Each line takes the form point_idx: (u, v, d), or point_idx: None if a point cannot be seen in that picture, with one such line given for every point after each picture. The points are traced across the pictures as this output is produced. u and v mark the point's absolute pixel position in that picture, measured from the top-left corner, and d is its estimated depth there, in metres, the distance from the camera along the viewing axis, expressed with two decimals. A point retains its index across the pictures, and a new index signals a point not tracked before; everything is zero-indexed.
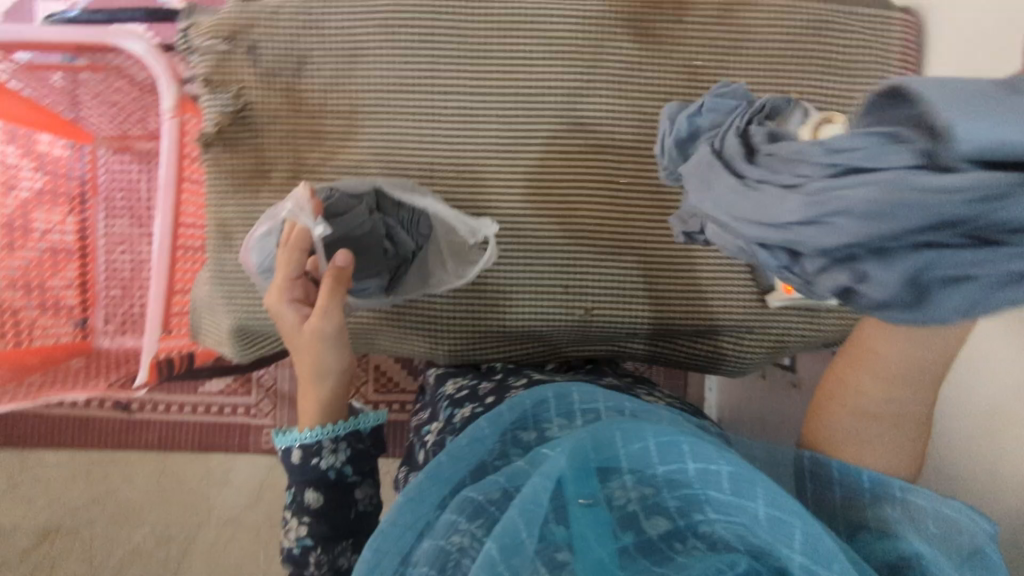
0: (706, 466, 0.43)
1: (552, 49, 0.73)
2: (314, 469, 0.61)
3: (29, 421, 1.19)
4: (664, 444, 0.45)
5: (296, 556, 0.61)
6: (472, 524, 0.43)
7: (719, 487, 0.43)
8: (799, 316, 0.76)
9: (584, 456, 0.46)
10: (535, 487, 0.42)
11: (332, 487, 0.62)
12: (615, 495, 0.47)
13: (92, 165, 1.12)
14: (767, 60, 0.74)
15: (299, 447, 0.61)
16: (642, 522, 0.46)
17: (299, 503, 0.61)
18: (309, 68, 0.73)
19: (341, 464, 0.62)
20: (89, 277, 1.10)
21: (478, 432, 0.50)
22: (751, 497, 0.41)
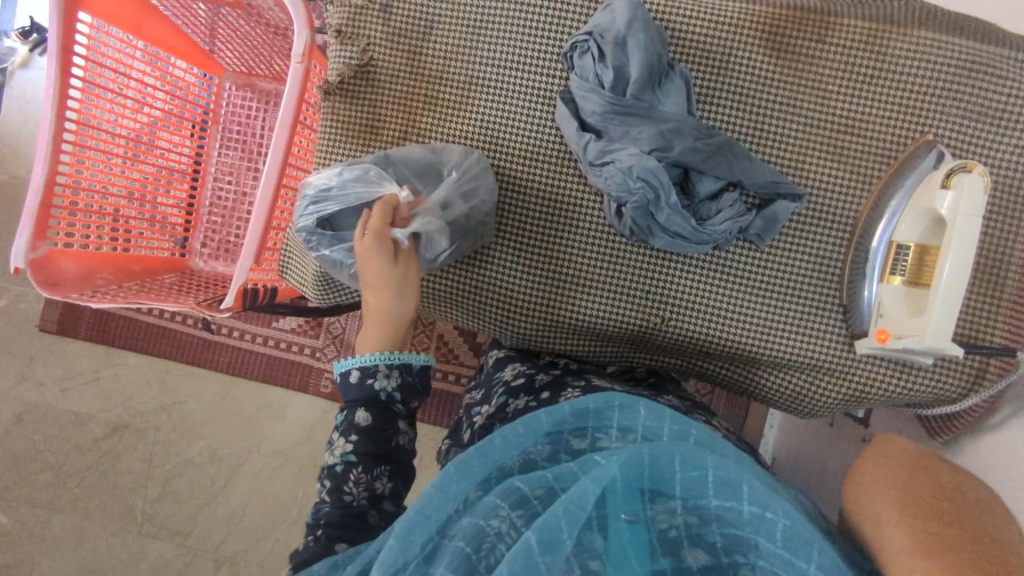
0: (762, 512, 0.41)
1: (682, 46, 0.71)
2: (366, 389, 0.61)
3: (119, 322, 1.27)
4: (721, 479, 0.43)
5: (336, 472, 0.60)
6: (513, 512, 0.44)
7: (770, 537, 0.40)
8: (886, 369, 0.71)
9: (636, 473, 0.45)
10: (582, 489, 0.42)
11: (382, 409, 0.62)
12: (659, 518, 0.45)
13: (217, 97, 1.19)
14: (910, 98, 0.70)
15: (357, 368, 0.62)
16: (683, 550, 0.44)
17: (349, 421, 0.61)
18: (435, 34, 0.75)
19: (393, 389, 0.62)
20: (195, 200, 1.17)
21: (534, 422, 0.50)
22: (804, 559, 0.39)
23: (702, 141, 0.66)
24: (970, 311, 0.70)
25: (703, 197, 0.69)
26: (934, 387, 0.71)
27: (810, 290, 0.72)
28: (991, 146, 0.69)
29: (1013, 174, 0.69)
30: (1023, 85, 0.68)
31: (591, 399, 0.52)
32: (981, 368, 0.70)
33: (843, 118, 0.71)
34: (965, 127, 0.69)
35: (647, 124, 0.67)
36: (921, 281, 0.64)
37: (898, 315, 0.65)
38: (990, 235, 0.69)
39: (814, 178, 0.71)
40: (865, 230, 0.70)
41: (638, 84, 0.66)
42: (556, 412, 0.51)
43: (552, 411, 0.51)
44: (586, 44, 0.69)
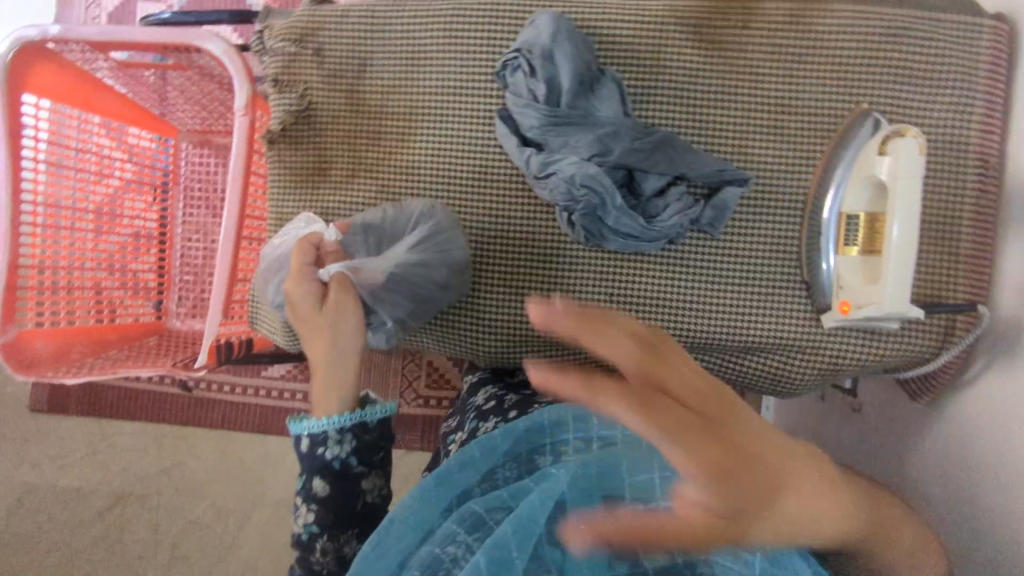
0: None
1: (613, 50, 0.72)
2: (318, 457, 0.62)
3: (108, 392, 1.27)
4: (666, 479, 0.45)
5: (303, 539, 0.62)
6: (469, 535, 0.45)
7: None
8: (857, 338, 0.72)
9: (586, 484, 0.47)
10: (530, 506, 0.44)
11: (339, 475, 0.61)
12: None
13: (174, 157, 1.20)
14: (840, 71, 0.71)
15: (307, 436, 0.62)
16: (640, 556, 0.44)
17: (306, 490, 0.62)
18: (370, 70, 0.76)
19: (346, 454, 0.62)
20: (166, 262, 1.17)
21: (490, 441, 0.53)
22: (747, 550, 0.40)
23: (640, 141, 0.68)
24: (930, 271, 0.71)
25: (650, 195, 0.69)
26: (904, 348, 0.72)
27: (771, 270, 0.73)
28: (926, 109, 0.70)
29: (952, 130, 0.70)
30: (950, 45, 0.69)
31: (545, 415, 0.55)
32: (950, 323, 0.70)
33: (780, 100, 0.72)
34: (899, 93, 0.70)
35: (585, 131, 0.67)
36: (874, 250, 0.65)
37: (856, 285, 0.66)
38: (937, 193, 0.70)
39: (759, 162, 0.72)
40: (814, 205, 0.70)
41: (570, 93, 0.67)
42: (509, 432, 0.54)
43: (507, 432, 0.54)
44: (515, 61, 0.69)
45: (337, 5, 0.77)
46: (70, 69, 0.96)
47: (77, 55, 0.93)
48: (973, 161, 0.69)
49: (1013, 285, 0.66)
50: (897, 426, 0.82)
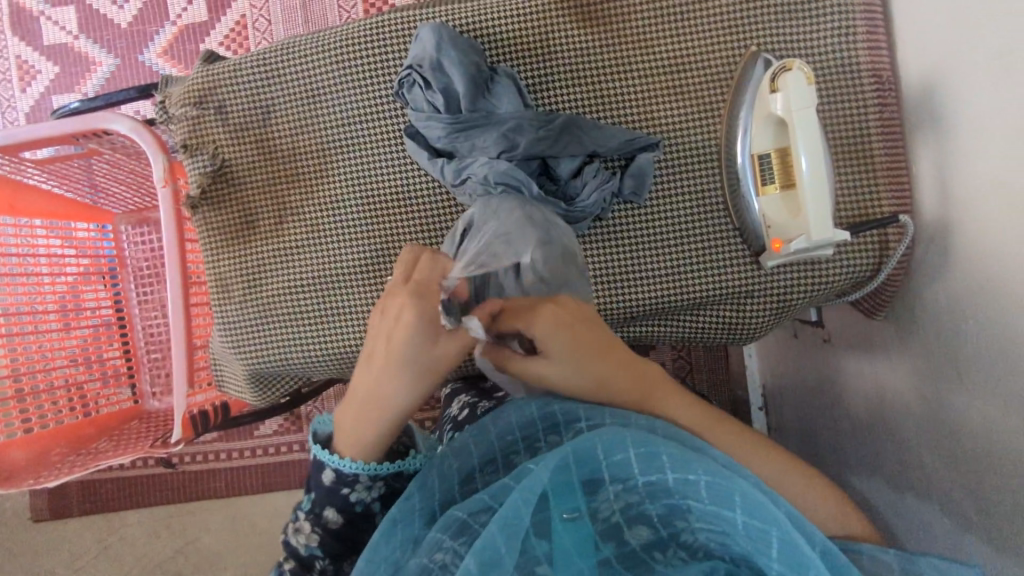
0: (684, 477, 0.42)
1: (501, 48, 0.73)
2: (340, 496, 0.58)
3: (106, 485, 1.27)
4: (644, 454, 0.43)
5: (301, 555, 0.58)
6: (456, 541, 0.44)
7: (697, 497, 0.42)
8: (799, 271, 0.73)
9: (566, 471, 0.44)
10: (514, 505, 0.41)
11: (354, 511, 0.58)
12: (600, 507, 0.46)
13: (118, 241, 1.19)
14: (722, 19, 0.72)
15: (333, 469, 0.57)
16: (625, 532, 0.46)
17: (317, 515, 0.58)
18: (275, 116, 0.76)
19: (370, 501, 0.58)
20: (131, 345, 1.17)
21: (465, 449, 0.53)
22: (729, 508, 0.41)
23: (544, 129, 0.69)
24: (851, 190, 0.72)
25: (566, 178, 0.71)
26: (845, 272, 0.73)
27: (702, 224, 0.74)
28: (811, 39, 0.72)
29: (842, 53, 0.71)
30: None
31: (515, 414, 0.54)
32: (882, 238, 0.71)
33: (672, 59, 0.73)
34: (781, 30, 0.72)
35: (489, 131, 0.69)
36: (792, 183, 0.67)
37: (783, 221, 0.67)
38: (841, 116, 0.72)
39: (666, 124, 0.73)
40: (728, 150, 0.72)
41: (467, 96, 0.68)
42: (479, 436, 0.53)
43: (479, 435, 0.54)
44: (409, 78, 0.70)
45: (229, 60, 0.77)
46: None
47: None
48: (867, 77, 0.71)
49: (931, 188, 0.68)
50: (864, 347, 0.84)
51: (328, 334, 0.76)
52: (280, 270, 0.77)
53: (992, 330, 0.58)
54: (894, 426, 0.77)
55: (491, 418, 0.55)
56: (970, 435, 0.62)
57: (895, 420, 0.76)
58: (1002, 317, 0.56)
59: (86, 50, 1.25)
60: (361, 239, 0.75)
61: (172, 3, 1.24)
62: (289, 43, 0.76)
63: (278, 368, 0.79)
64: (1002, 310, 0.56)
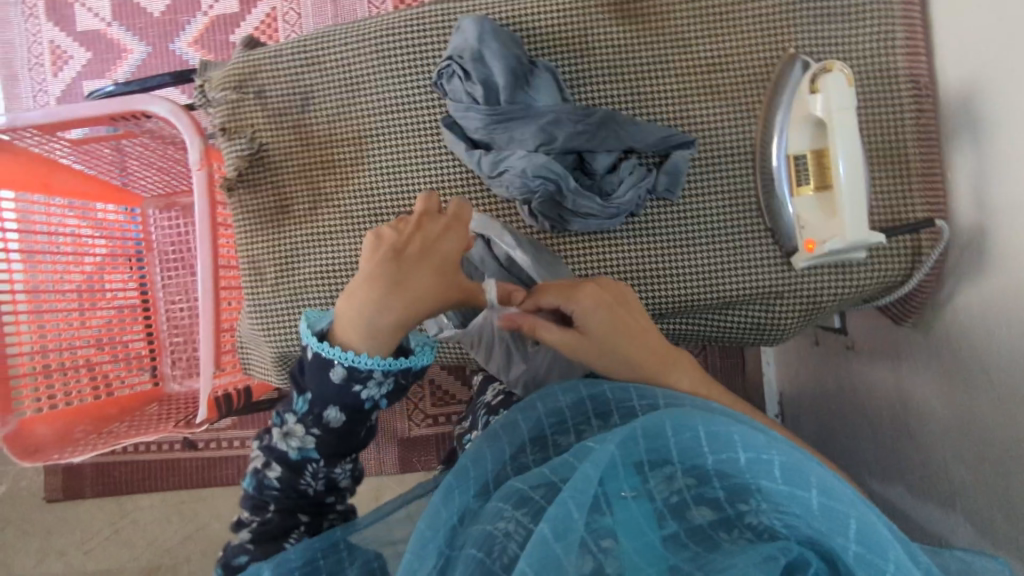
0: (756, 456, 0.44)
1: (540, 41, 0.74)
2: (350, 394, 0.55)
3: (120, 468, 1.27)
4: (712, 434, 0.45)
5: (290, 459, 0.57)
6: (518, 511, 0.46)
7: (771, 478, 0.43)
8: (830, 273, 0.73)
9: (632, 446, 0.46)
10: (582, 475, 0.44)
11: (356, 410, 0.56)
12: (659, 488, 0.45)
13: (144, 225, 1.21)
14: (761, 20, 0.73)
15: (344, 366, 0.54)
16: (689, 511, 0.45)
17: (317, 415, 0.56)
18: (313, 102, 0.77)
19: (378, 396, 0.57)
20: (154, 329, 1.18)
21: (515, 427, 0.56)
22: (804, 488, 0.42)
23: (581, 123, 0.69)
24: (886, 193, 0.72)
25: (603, 172, 0.72)
26: (875, 277, 0.73)
27: (734, 223, 0.74)
28: (849, 43, 0.72)
29: (880, 58, 0.72)
30: None
31: (563, 398, 0.58)
32: (915, 245, 0.72)
33: (709, 58, 0.73)
34: (820, 33, 0.72)
35: (527, 123, 0.69)
36: (826, 185, 0.67)
37: (818, 223, 0.67)
38: (878, 120, 0.72)
39: (701, 122, 0.74)
40: (762, 151, 0.72)
41: (507, 88, 0.69)
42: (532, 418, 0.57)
43: (528, 415, 0.57)
44: (449, 68, 0.71)
45: (270, 47, 0.78)
46: (26, 155, 0.95)
47: (30, 141, 0.92)
48: (905, 81, 0.71)
49: (965, 195, 0.68)
50: (888, 354, 0.84)
51: None
52: (313, 256, 0.77)
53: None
54: (917, 433, 0.77)
55: (540, 399, 0.59)
56: (1000, 441, 0.62)
57: (918, 427, 0.76)
58: None
59: (118, 38, 1.27)
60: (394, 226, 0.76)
61: None
62: (330, 32, 0.77)
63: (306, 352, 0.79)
64: None
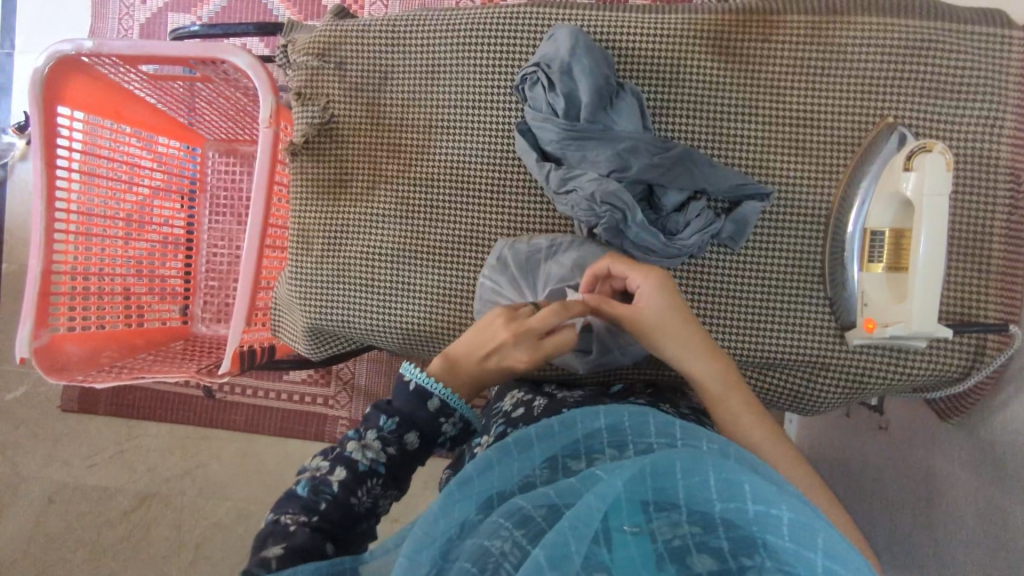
0: (765, 509, 0.38)
1: (630, 63, 0.72)
2: (434, 422, 0.63)
3: (136, 393, 1.30)
4: (723, 481, 0.40)
5: (358, 468, 0.59)
6: (516, 531, 0.43)
7: (777, 532, 0.37)
8: (882, 354, 0.70)
9: (640, 484, 0.42)
10: (590, 507, 0.40)
11: (427, 441, 0.63)
12: (660, 530, 0.41)
13: (202, 165, 1.22)
14: (863, 84, 0.69)
15: (440, 398, 0.63)
16: (690, 558, 0.39)
17: (398, 434, 0.61)
18: (391, 83, 0.77)
19: (446, 437, 0.64)
20: (192, 268, 1.19)
21: (527, 447, 0.51)
22: (810, 548, 0.36)
23: (659, 156, 0.68)
24: (963, 290, 0.68)
25: (670, 210, 0.70)
26: (932, 368, 0.70)
27: (794, 285, 0.71)
28: (952, 122, 0.68)
29: (981, 145, 0.68)
30: (977, 56, 0.67)
31: (581, 422, 0.52)
32: (979, 346, 0.69)
33: (801, 111, 0.70)
34: (923, 105, 0.68)
35: (604, 145, 0.68)
36: (901, 266, 0.64)
37: (881, 303, 0.64)
38: (968, 215, 0.68)
39: (780, 175, 0.71)
40: (838, 218, 0.69)
41: (588, 107, 0.67)
42: (546, 433, 0.51)
43: (541, 429, 0.52)
44: (534, 75, 0.70)
45: (359, 20, 0.78)
46: (104, 81, 0.96)
47: (108, 69, 0.94)
48: (1004, 170, 0.68)
49: None
50: (925, 443, 0.80)
51: (394, 306, 0.76)
52: (361, 235, 0.77)
53: None
54: (944, 531, 0.73)
55: (558, 418, 0.53)
56: None
57: (948, 524, 0.72)
58: None
59: None
60: (448, 222, 0.75)
61: None
62: (421, 16, 0.76)
63: (336, 328, 0.79)
64: None
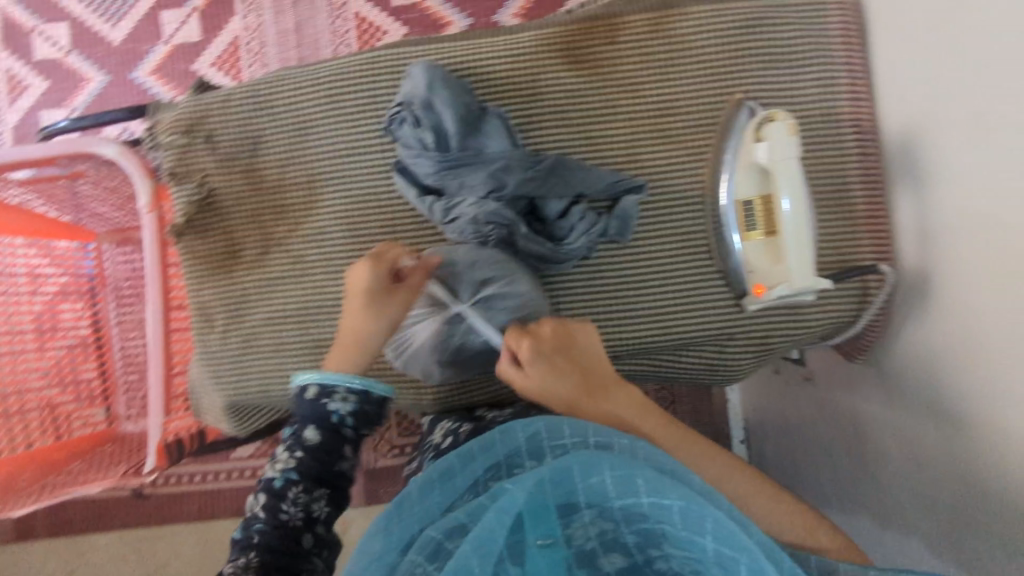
0: (658, 500, 0.43)
1: (491, 85, 0.74)
2: (321, 407, 0.61)
3: (77, 507, 1.23)
4: (618, 479, 0.44)
5: (275, 487, 0.60)
6: (429, 566, 0.44)
7: (672, 522, 0.44)
8: (780, 313, 0.74)
9: (543, 493, 0.46)
10: (488, 525, 0.43)
11: (330, 430, 0.61)
12: (575, 534, 0.49)
13: (98, 261, 1.10)
14: (708, 67, 0.74)
15: (315, 383, 0.62)
16: (599, 557, 0.49)
17: (297, 437, 0.61)
18: (264, 147, 0.77)
19: (346, 412, 0.62)
20: (108, 367, 1.07)
21: (447, 475, 0.51)
22: (700, 534, 0.42)
23: (532, 170, 0.70)
24: (836, 238, 0.73)
25: (555, 218, 0.72)
26: (828, 315, 0.74)
27: (687, 265, 0.74)
28: (793, 87, 0.73)
29: (824, 104, 0.73)
30: (801, 24, 0.73)
31: (502, 443, 0.53)
32: (863, 286, 0.73)
33: (659, 102, 0.74)
34: (765, 77, 0.73)
35: (479, 170, 0.69)
36: (774, 229, 0.66)
37: (765, 268, 0.67)
38: (827, 171, 0.73)
39: (652, 165, 0.74)
40: (712, 195, 0.73)
41: (456, 136, 0.69)
42: (465, 458, 0.52)
43: (464, 457, 0.52)
44: (400, 114, 0.71)
45: (220, 90, 0.78)
46: None
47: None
48: (849, 125, 0.73)
49: (910, 237, 0.69)
50: (841, 385, 0.85)
51: (309, 367, 0.75)
52: (264, 303, 0.76)
53: (980, 378, 0.58)
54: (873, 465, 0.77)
55: (477, 440, 0.53)
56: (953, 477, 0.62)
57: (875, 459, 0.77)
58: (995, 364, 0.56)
59: (75, 66, 1.19)
60: (346, 273, 0.75)
61: (167, 22, 1.19)
62: (279, 76, 0.77)
63: (257, 400, 0.78)
64: (997, 359, 0.56)
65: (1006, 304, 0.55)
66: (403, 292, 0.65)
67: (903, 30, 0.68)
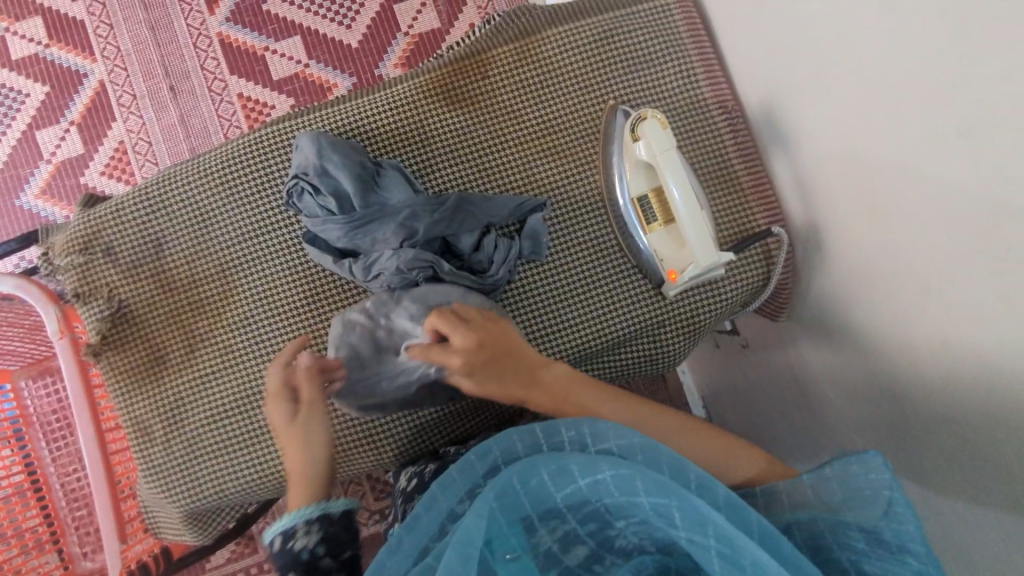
0: (592, 478, 0.47)
1: (380, 139, 0.76)
2: (287, 550, 0.57)
3: None
4: (555, 470, 0.49)
5: None
6: None
7: (609, 493, 0.48)
8: (699, 290, 0.78)
9: (500, 512, 0.49)
10: (454, 559, 0.44)
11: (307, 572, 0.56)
12: (541, 540, 0.51)
13: (17, 400, 0.98)
14: (578, 80, 0.78)
15: (276, 533, 0.58)
16: (564, 555, 0.52)
17: None
18: (167, 248, 0.76)
19: (315, 545, 0.57)
20: (52, 511, 0.97)
21: (413, 521, 0.51)
22: (632, 494, 0.46)
23: (437, 211, 0.72)
24: (730, 213, 0.79)
25: (469, 251, 0.75)
26: (744, 282, 0.78)
27: (603, 266, 0.78)
28: (659, 83, 0.79)
29: (690, 93, 0.79)
30: (652, 27, 0.79)
31: (459, 474, 0.54)
32: (766, 250, 0.78)
33: (541, 122, 0.78)
34: (632, 79, 0.79)
35: (386, 221, 0.71)
36: (672, 219, 0.72)
37: (672, 254, 0.72)
38: (707, 153, 0.79)
39: (550, 181, 0.78)
40: (610, 196, 0.77)
41: (358, 195, 0.70)
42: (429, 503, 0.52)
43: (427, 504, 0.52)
44: (297, 186, 0.72)
45: (110, 202, 0.77)
46: None
47: None
48: (716, 107, 0.79)
49: (793, 195, 0.75)
50: (775, 343, 0.89)
51: (260, 454, 0.74)
52: (201, 403, 0.75)
53: (880, 304, 0.63)
54: None
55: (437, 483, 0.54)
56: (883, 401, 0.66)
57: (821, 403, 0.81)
58: (889, 288, 0.61)
59: None
60: (278, 353, 0.75)
61: (44, 140, 1.15)
62: (169, 175, 0.76)
63: (216, 502, 0.75)
64: (888, 283, 0.61)
65: (882, 228, 0.60)
66: (304, 408, 0.67)
67: (737, 17, 0.75)
